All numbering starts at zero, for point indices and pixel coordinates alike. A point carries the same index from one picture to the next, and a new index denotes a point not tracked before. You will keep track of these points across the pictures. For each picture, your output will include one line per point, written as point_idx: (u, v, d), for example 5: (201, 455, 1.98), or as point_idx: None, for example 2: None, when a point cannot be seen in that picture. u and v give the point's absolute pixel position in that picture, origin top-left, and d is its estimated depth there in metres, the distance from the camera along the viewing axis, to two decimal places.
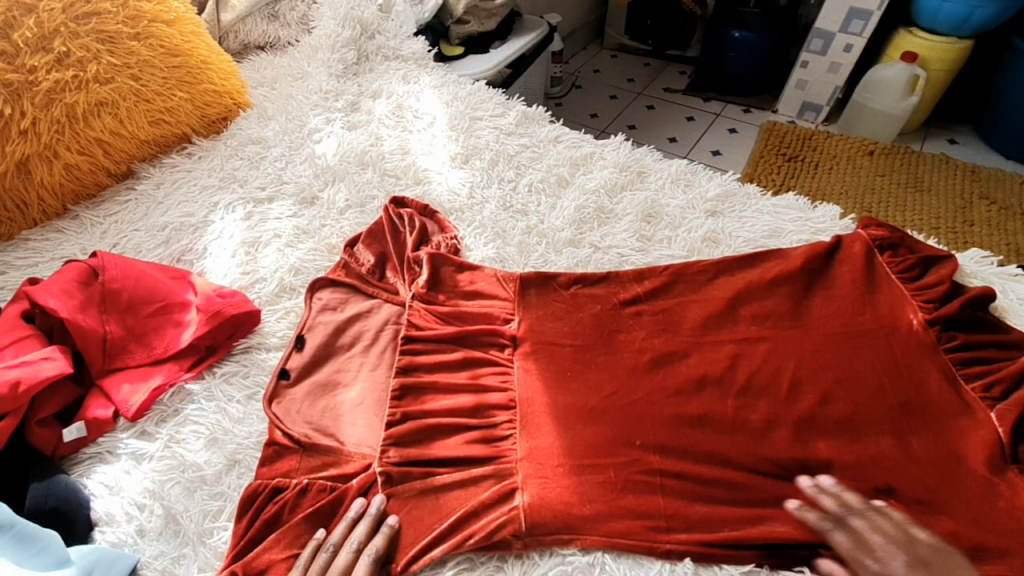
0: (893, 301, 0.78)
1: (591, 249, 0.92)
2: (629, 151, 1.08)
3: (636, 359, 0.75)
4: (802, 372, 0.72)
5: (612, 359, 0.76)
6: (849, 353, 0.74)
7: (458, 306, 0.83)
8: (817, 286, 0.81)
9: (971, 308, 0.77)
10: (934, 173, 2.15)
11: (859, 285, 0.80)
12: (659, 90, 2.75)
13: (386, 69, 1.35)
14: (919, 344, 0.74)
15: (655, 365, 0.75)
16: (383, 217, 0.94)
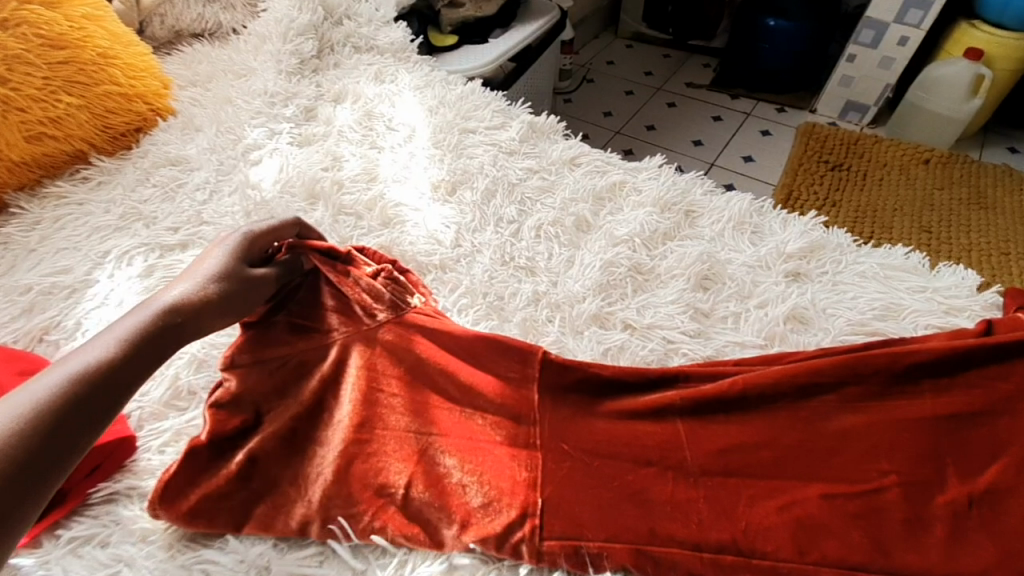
0: None
1: (624, 330, 0.64)
2: (672, 182, 0.81)
3: (701, 519, 0.49)
4: (968, 556, 0.46)
5: (665, 518, 0.49)
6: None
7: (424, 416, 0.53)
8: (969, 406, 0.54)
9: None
10: (1001, 187, 1.86)
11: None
12: (680, 85, 2.46)
13: (356, 64, 1.08)
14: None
15: (724, 525, 0.48)
16: (356, 285, 0.64)
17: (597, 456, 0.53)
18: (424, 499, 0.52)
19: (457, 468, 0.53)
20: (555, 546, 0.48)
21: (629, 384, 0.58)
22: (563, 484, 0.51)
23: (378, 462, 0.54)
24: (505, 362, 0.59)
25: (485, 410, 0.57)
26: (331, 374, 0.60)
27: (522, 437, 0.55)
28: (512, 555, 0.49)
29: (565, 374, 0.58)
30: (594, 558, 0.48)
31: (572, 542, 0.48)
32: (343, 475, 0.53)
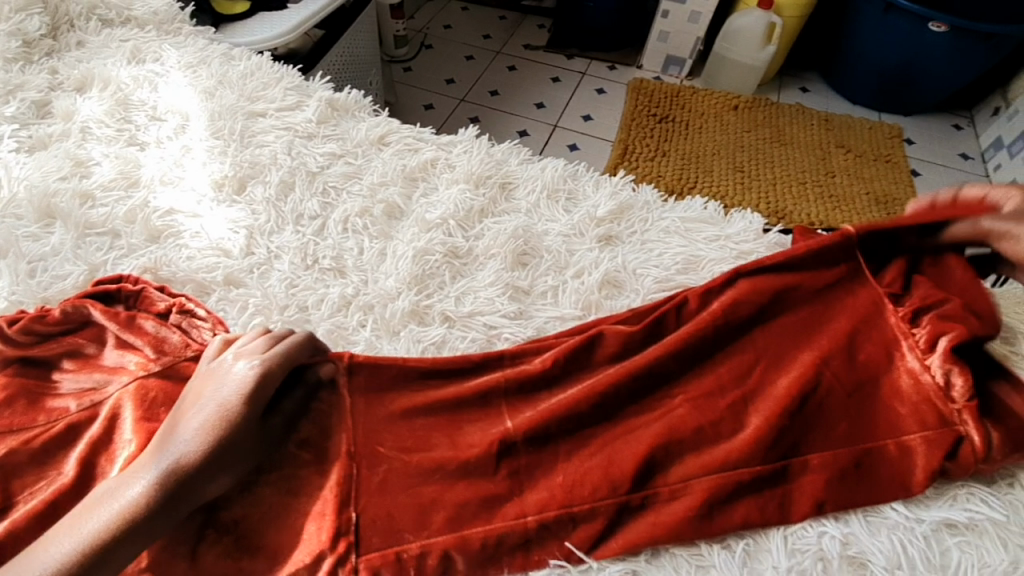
0: (824, 322, 0.59)
1: (443, 324, 0.61)
2: (486, 155, 0.77)
3: (522, 486, 0.49)
4: (746, 426, 0.52)
5: (489, 493, 0.48)
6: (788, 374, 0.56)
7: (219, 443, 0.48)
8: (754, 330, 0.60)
9: (913, 273, 0.63)
10: (796, 123, 2.12)
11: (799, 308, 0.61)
12: (518, 47, 2.45)
13: (107, 42, 0.89)
14: (859, 326, 0.59)
15: (541, 484, 0.49)
16: (141, 331, 0.55)
17: (416, 449, 0.51)
18: (221, 552, 0.45)
19: (263, 504, 0.47)
20: (374, 557, 0.45)
21: (444, 370, 0.56)
22: (380, 486, 0.48)
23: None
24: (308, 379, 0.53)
25: (298, 430, 0.51)
26: (99, 438, 0.48)
27: (335, 452, 0.50)
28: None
29: (377, 373, 0.55)
30: (417, 562, 0.45)
31: (391, 550, 0.45)
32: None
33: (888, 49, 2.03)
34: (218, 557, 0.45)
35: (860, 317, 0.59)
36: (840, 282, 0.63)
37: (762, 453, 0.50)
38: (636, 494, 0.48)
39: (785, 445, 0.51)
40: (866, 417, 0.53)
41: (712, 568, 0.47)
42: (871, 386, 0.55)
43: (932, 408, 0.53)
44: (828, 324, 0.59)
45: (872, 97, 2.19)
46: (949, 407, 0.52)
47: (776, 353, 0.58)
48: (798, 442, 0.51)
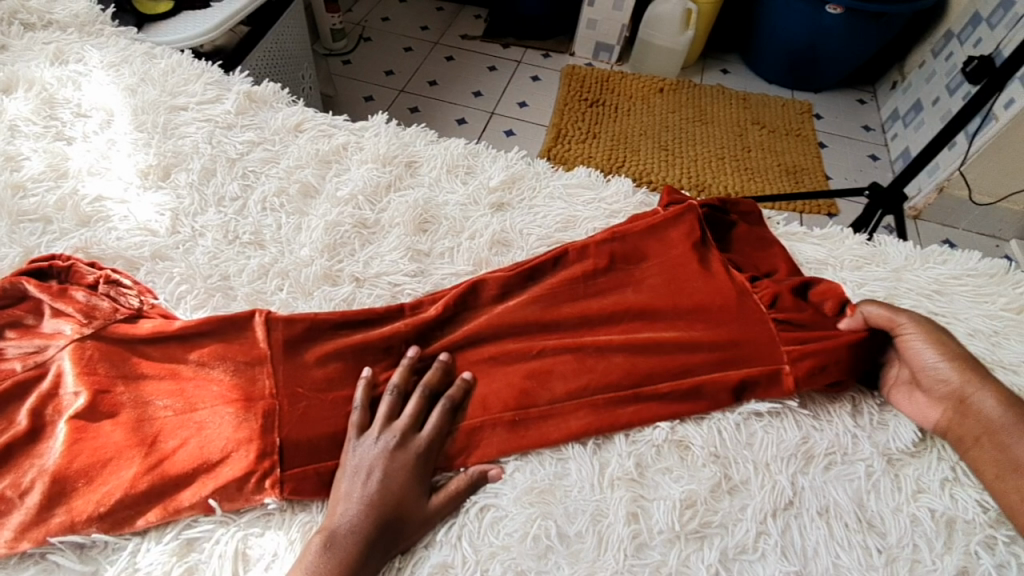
0: (677, 268, 0.71)
1: (352, 283, 0.70)
2: (394, 137, 0.86)
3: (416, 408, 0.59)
4: (605, 355, 0.64)
5: (391, 414, 0.57)
6: (647, 320, 0.67)
7: (176, 397, 0.57)
8: (619, 279, 0.71)
9: (748, 232, 0.77)
10: (717, 104, 2.27)
11: (658, 260, 0.72)
12: (455, 37, 2.52)
13: (30, 45, 0.93)
14: (706, 274, 0.71)
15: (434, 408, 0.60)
16: (72, 300, 0.61)
17: (328, 384, 0.60)
18: (155, 479, 0.52)
19: (192, 437, 0.55)
20: (295, 472, 0.54)
21: (353, 322, 0.65)
22: (298, 417, 0.57)
23: (103, 454, 0.53)
24: (228, 334, 0.62)
25: (221, 375, 0.59)
26: (47, 391, 0.56)
27: (253, 392, 0.58)
28: (255, 492, 0.53)
29: (293, 327, 0.63)
30: (330, 473, 0.55)
31: (309, 466, 0.55)
32: (57, 473, 0.51)
33: (795, 32, 2.20)
34: (154, 478, 0.52)
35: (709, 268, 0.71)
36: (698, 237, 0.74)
37: (614, 379, 0.62)
38: (510, 413, 0.59)
39: (635, 372, 0.62)
40: (707, 343, 0.65)
41: (569, 459, 0.58)
42: (709, 320, 0.67)
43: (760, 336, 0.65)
44: (683, 271, 0.70)
45: (785, 77, 2.37)
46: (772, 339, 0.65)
47: (638, 300, 0.69)
48: (645, 366, 0.63)
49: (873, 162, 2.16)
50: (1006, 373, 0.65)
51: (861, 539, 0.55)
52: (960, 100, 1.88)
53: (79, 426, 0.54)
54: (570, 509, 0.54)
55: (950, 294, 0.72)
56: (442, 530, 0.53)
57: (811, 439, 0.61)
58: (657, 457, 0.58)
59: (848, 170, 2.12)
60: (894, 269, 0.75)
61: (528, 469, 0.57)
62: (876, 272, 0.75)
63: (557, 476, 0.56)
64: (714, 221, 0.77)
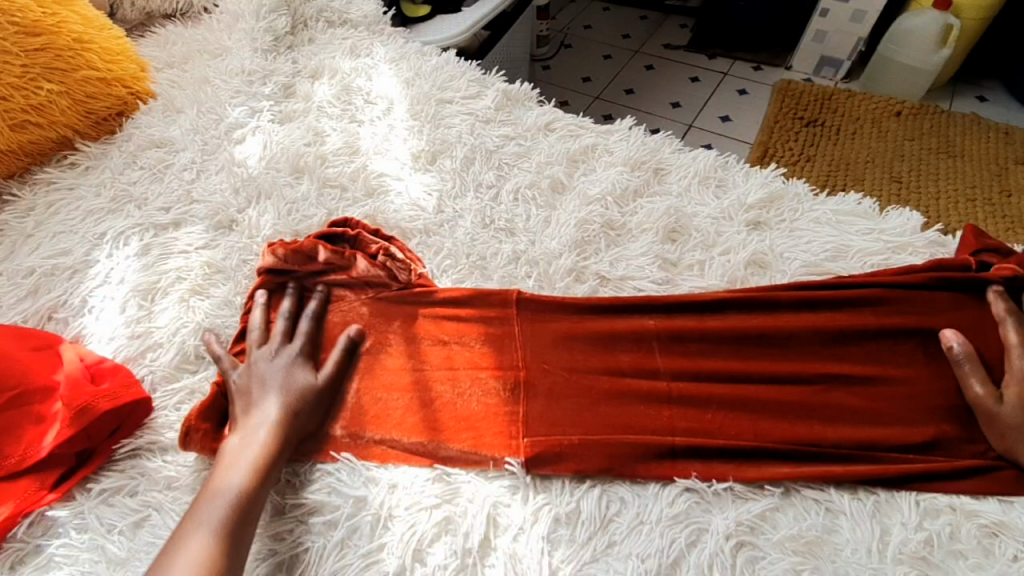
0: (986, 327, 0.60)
1: (597, 281, 0.70)
2: (642, 143, 0.85)
3: (673, 413, 0.57)
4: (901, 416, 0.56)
5: (639, 416, 0.57)
6: (949, 389, 0.58)
7: (445, 355, 0.63)
8: (919, 321, 0.61)
9: None
10: (969, 136, 1.92)
11: (965, 310, 0.62)
12: (658, 47, 2.48)
13: (331, 39, 1.10)
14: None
15: (690, 418, 0.56)
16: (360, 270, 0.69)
17: (579, 368, 0.61)
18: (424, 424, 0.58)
19: (453, 395, 0.60)
20: (540, 439, 0.56)
21: (598, 311, 0.65)
22: (548, 394, 0.59)
23: (383, 396, 0.60)
24: (487, 308, 0.66)
25: (478, 343, 0.63)
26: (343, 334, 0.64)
27: (510, 358, 0.62)
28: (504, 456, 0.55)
29: (539, 312, 0.66)
30: (576, 451, 0.55)
31: (556, 438, 0.55)
32: (354, 408, 0.60)
33: None
34: (425, 424, 0.58)
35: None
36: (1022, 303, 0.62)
37: (905, 443, 0.54)
38: (781, 444, 0.54)
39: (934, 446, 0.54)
40: None
41: (842, 514, 0.51)
42: None
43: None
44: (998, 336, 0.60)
45: None
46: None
47: (942, 363, 0.59)
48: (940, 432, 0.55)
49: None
50: None
51: None
52: None
53: (371, 367, 0.62)
54: (843, 572, 0.47)
55: None
56: (690, 551, 0.49)
57: None
58: (951, 537, 0.49)
59: None
60: None
61: (788, 508, 0.51)
62: None
63: (828, 528, 0.50)
64: None
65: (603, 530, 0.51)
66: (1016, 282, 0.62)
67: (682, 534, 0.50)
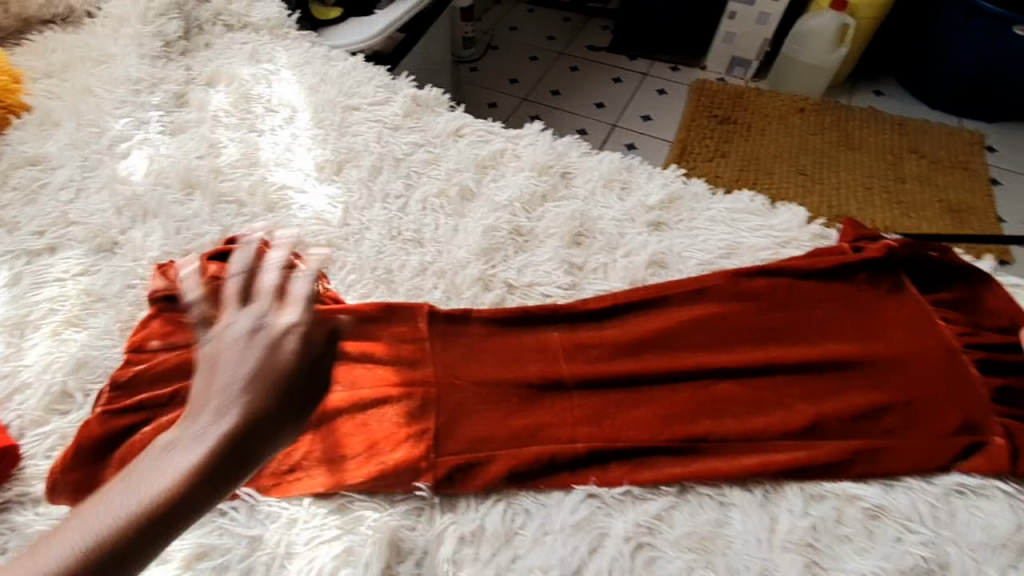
0: (864, 312, 0.63)
1: (505, 290, 0.70)
2: (550, 147, 0.86)
3: (575, 418, 0.58)
4: (790, 406, 0.58)
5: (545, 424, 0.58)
6: (834, 372, 0.60)
7: (346, 374, 0.60)
8: (802, 312, 0.64)
9: (960, 282, 0.66)
10: (866, 128, 2.07)
11: (847, 297, 0.65)
12: (582, 48, 2.53)
13: (229, 44, 1.05)
14: (906, 327, 0.62)
15: (593, 422, 0.58)
16: None
17: (488, 380, 0.61)
18: (325, 450, 0.56)
19: (356, 417, 0.58)
20: (449, 458, 0.55)
21: (507, 321, 0.65)
22: (457, 409, 0.58)
23: None
24: (395, 323, 0.64)
25: (382, 360, 0.61)
26: None
27: (420, 374, 0.61)
28: (413, 479, 0.54)
29: (451, 325, 0.65)
30: (483, 466, 0.55)
31: (463, 455, 0.55)
32: None
33: (972, 53, 1.98)
34: (326, 450, 0.56)
35: (908, 317, 0.63)
36: (902, 288, 0.65)
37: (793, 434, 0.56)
38: (678, 441, 0.56)
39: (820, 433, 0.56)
40: (906, 409, 0.57)
41: (733, 506, 0.53)
42: (907, 383, 0.58)
43: (973, 405, 0.56)
44: (877, 319, 0.63)
45: (952, 102, 2.12)
46: (987, 408, 0.56)
47: (829, 347, 0.61)
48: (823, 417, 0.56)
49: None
50: None
51: None
52: None
53: None
54: (734, 564, 0.49)
55: None
56: (591, 558, 0.50)
57: None
58: (839, 522, 0.51)
59: None
60: None
61: (685, 507, 0.53)
62: None
63: (721, 522, 0.52)
64: (914, 261, 0.66)
65: (507, 545, 0.51)
66: (890, 265, 0.66)
67: (583, 541, 0.51)
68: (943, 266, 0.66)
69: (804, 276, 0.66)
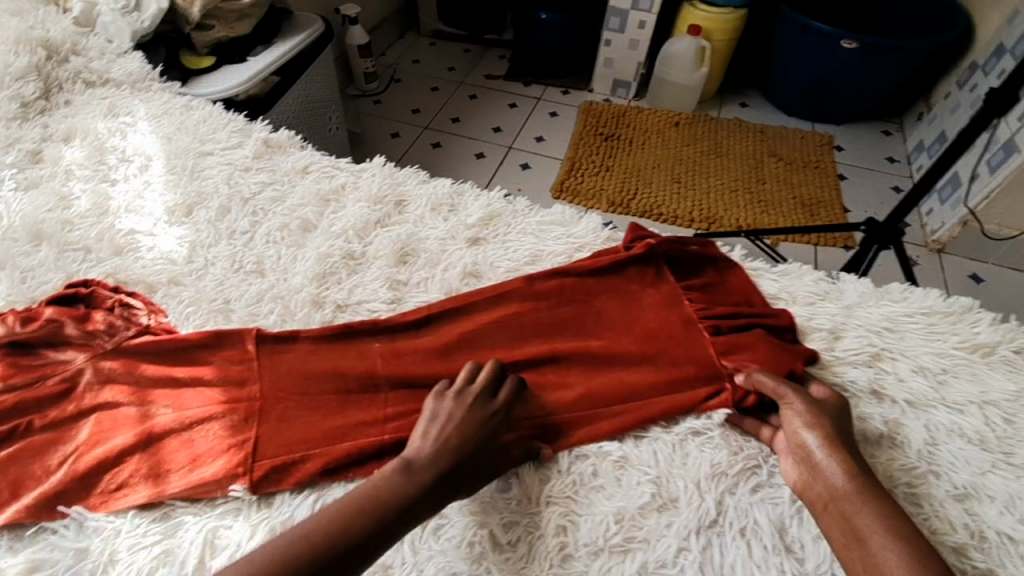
0: (632, 301, 0.77)
1: (335, 309, 0.78)
2: (388, 178, 0.95)
3: (385, 413, 0.66)
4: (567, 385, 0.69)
5: (357, 421, 0.65)
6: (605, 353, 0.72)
7: (178, 397, 0.68)
8: (584, 306, 0.77)
9: (709, 268, 0.81)
10: (732, 137, 2.31)
11: (620, 290, 0.78)
12: (480, 77, 2.69)
13: (88, 99, 1.10)
14: (661, 308, 0.76)
15: (399, 415, 0.66)
16: (95, 325, 0.73)
17: (312, 390, 0.69)
18: (152, 466, 0.62)
19: (184, 434, 0.65)
20: (266, 462, 0.62)
21: (333, 337, 0.74)
22: (279, 417, 0.66)
23: (112, 448, 0.63)
24: (226, 348, 0.72)
25: (213, 383, 0.69)
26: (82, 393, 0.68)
27: (246, 389, 0.68)
28: (229, 482, 0.61)
29: (278, 345, 0.73)
30: (296, 465, 0.62)
31: (280, 457, 0.62)
32: (81, 463, 0.62)
33: (813, 65, 2.20)
34: (153, 466, 0.62)
35: (666, 302, 0.76)
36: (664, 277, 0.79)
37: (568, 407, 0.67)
38: None
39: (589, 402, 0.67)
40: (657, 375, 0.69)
41: (513, 474, 0.63)
42: (661, 354, 0.71)
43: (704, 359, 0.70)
44: (642, 305, 0.76)
45: (804, 109, 2.38)
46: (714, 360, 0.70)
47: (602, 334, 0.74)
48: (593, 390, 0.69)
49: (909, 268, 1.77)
50: (944, 413, 0.63)
51: (780, 563, 0.55)
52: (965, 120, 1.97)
53: (104, 423, 0.66)
54: (506, 520, 0.59)
55: (903, 334, 0.70)
56: None
57: (740, 453, 0.63)
58: (593, 475, 0.62)
59: (869, 203, 2.08)
60: (846, 306, 0.74)
61: None
62: (826, 309, 0.74)
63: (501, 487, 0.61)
64: (675, 256, 0.81)
65: None
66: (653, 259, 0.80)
67: None
68: (694, 257, 0.81)
69: (587, 276, 0.79)
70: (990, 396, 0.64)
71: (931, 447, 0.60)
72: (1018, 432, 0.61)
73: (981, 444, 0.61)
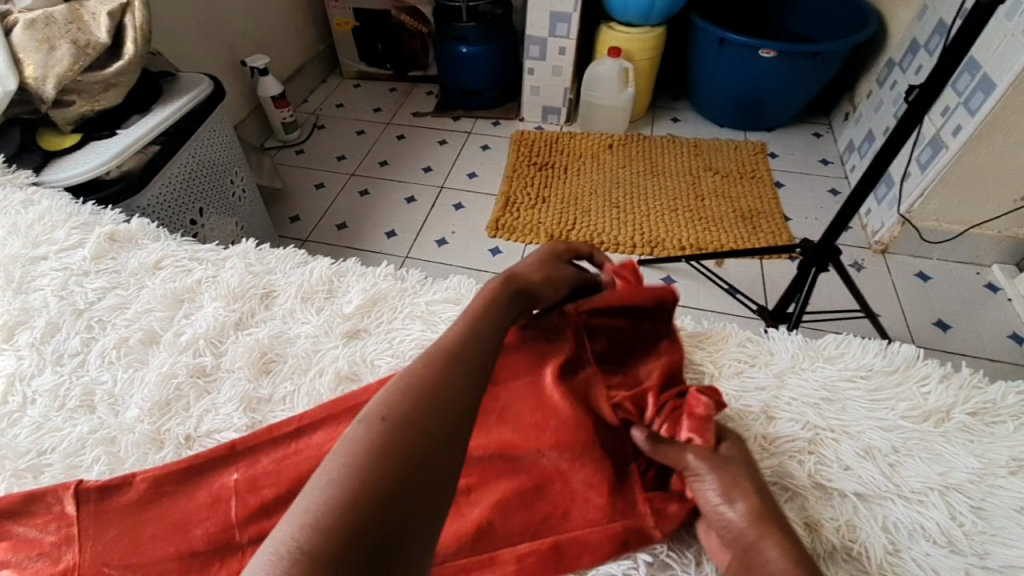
0: (541, 395, 0.63)
1: (178, 445, 0.64)
2: (255, 266, 0.83)
3: None
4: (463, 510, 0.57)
5: None
6: (508, 464, 0.59)
7: None
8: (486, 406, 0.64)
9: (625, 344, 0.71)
10: (668, 154, 2.26)
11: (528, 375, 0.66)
12: (407, 116, 2.59)
13: None
14: (574, 399, 0.63)
15: None
16: None
17: (139, 564, 0.54)
18: None
19: None
20: None
21: (176, 478, 0.59)
22: None
23: None
24: (40, 513, 0.57)
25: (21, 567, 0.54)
26: None
27: (56, 573, 0.54)
28: None
29: (106, 498, 0.58)
30: None
31: None
32: None
33: (736, 76, 2.18)
34: None
35: (578, 393, 0.63)
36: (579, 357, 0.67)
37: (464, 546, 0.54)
38: None
39: (489, 537, 0.55)
40: (568, 499, 0.56)
41: None
42: (573, 466, 0.58)
43: (620, 482, 0.58)
44: (552, 399, 0.63)
45: (734, 119, 2.36)
46: (637, 490, 0.57)
47: (503, 440, 0.61)
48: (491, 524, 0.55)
49: (854, 273, 1.70)
50: (902, 506, 0.53)
51: None
52: (892, 117, 1.93)
53: None
54: None
55: (847, 403, 0.62)
56: None
57: None
58: None
59: (807, 208, 2.04)
60: (778, 372, 0.66)
61: None
62: (756, 378, 0.66)
63: None
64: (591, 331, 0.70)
65: None
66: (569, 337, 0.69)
67: None
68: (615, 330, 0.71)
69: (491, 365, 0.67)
70: (953, 477, 0.55)
71: (893, 557, 0.50)
72: (991, 524, 0.52)
73: (951, 545, 0.51)
